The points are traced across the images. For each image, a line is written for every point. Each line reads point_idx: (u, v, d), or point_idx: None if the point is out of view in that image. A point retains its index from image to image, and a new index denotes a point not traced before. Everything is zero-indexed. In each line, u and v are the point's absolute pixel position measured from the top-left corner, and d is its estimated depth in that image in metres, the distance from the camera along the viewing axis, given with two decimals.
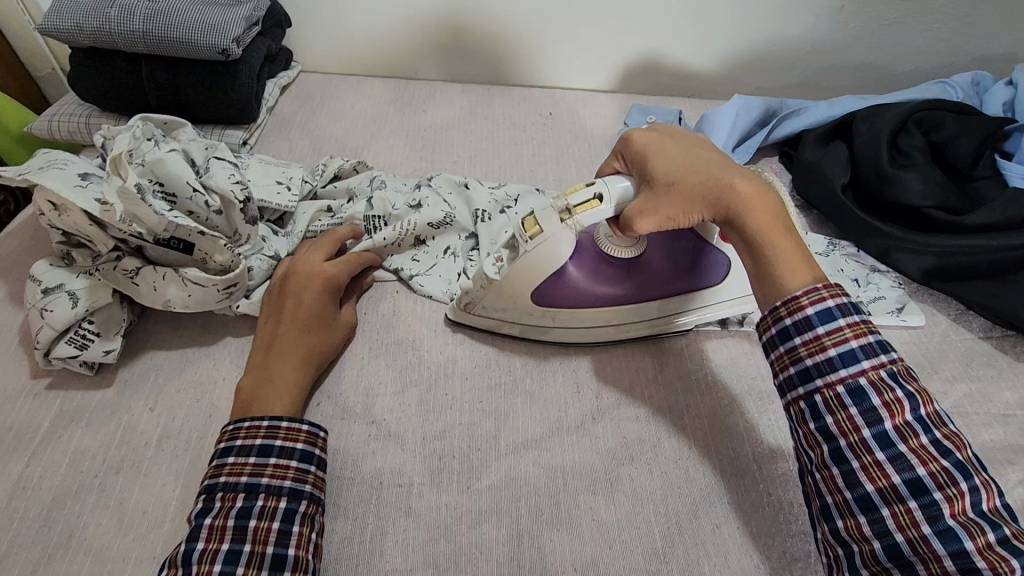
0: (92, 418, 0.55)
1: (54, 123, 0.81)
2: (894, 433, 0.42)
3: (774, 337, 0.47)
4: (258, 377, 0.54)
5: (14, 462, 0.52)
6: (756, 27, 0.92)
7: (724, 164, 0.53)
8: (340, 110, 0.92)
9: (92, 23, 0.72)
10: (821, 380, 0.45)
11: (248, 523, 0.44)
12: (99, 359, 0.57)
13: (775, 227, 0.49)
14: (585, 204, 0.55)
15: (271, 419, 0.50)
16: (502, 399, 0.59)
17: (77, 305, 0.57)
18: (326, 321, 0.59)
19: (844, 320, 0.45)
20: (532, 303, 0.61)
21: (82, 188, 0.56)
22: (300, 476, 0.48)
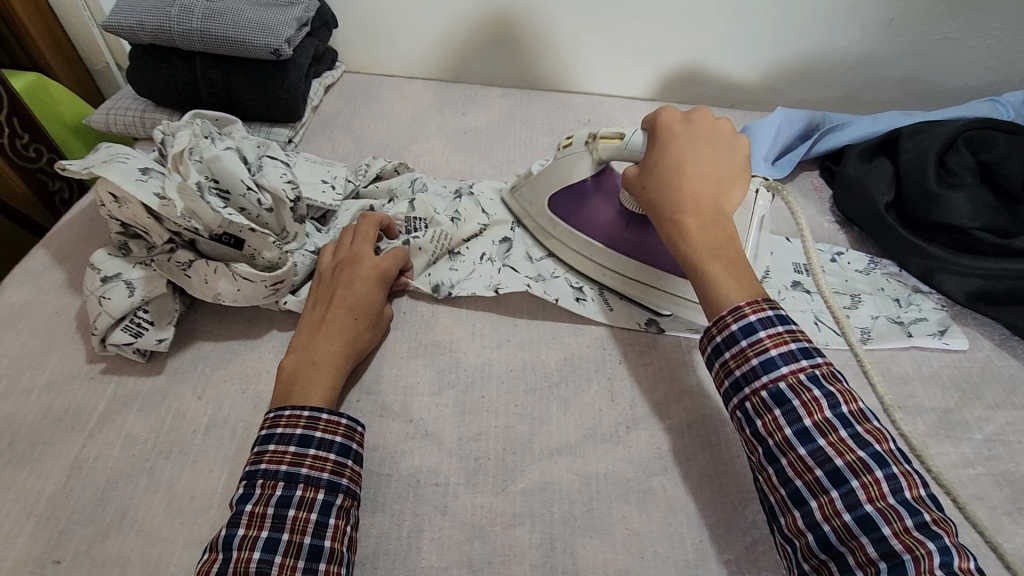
0: (144, 404, 0.57)
1: (111, 116, 0.84)
2: (814, 429, 0.46)
3: (711, 353, 0.53)
4: (301, 360, 0.55)
5: (71, 442, 0.54)
6: (801, 39, 0.91)
7: (704, 182, 0.59)
8: (381, 110, 0.94)
9: (153, 21, 0.75)
10: (748, 388, 0.49)
11: (287, 512, 0.46)
12: (152, 347, 0.59)
13: (704, 255, 0.55)
14: (609, 137, 0.64)
15: (311, 410, 0.51)
16: (537, 404, 0.59)
17: (134, 294, 0.60)
18: (370, 311, 0.60)
19: (764, 331, 0.50)
20: (549, 208, 0.71)
21: (143, 183, 0.58)
22: (337, 469, 0.49)
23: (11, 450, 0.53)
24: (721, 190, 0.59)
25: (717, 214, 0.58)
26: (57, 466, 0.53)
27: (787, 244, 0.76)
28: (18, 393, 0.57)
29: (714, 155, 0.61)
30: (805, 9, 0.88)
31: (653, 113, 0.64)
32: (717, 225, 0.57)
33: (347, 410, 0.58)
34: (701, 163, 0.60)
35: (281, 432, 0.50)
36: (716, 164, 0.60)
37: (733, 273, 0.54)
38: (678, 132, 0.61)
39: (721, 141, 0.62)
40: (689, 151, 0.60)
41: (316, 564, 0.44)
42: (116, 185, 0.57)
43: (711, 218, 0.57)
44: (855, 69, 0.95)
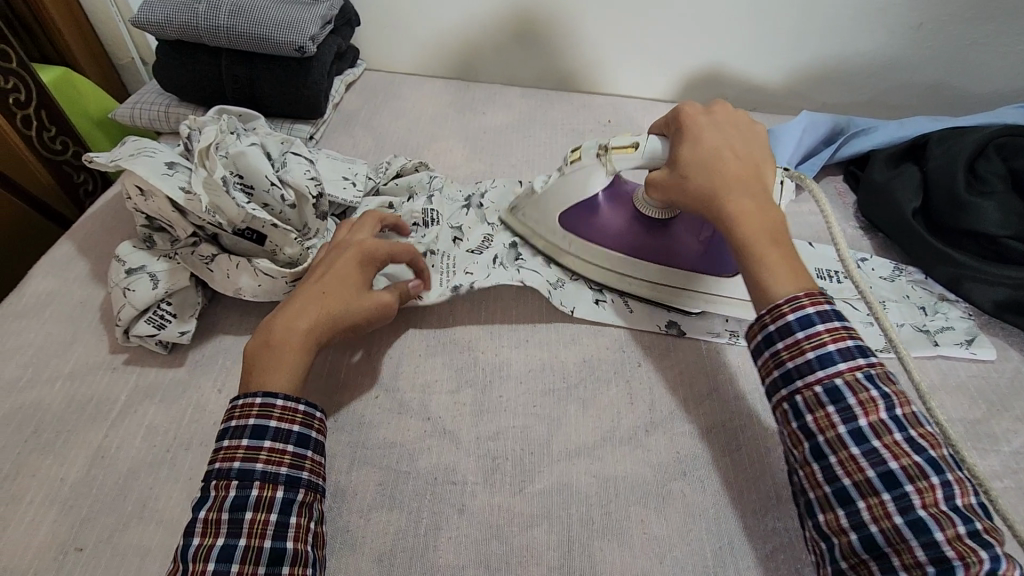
0: (166, 395, 0.58)
1: (136, 110, 0.85)
2: (869, 430, 0.44)
3: (761, 342, 0.49)
4: (271, 334, 0.53)
5: (93, 431, 0.55)
6: (827, 42, 0.90)
7: (740, 170, 0.57)
8: (402, 108, 0.94)
9: (180, 17, 0.75)
10: (800, 380, 0.47)
11: (244, 515, 0.45)
12: (174, 339, 0.60)
13: (759, 242, 0.52)
14: (622, 147, 0.61)
15: (264, 397, 0.49)
16: (555, 405, 0.59)
17: (158, 286, 0.60)
18: (350, 293, 0.56)
19: (822, 324, 0.47)
20: (558, 224, 0.68)
21: (169, 177, 0.59)
22: (296, 463, 0.48)
23: (35, 438, 0.54)
24: (759, 176, 0.57)
25: (762, 200, 0.55)
26: (79, 455, 0.53)
27: (810, 248, 0.75)
28: (42, 382, 0.58)
29: (744, 145, 0.59)
30: (831, 12, 0.87)
31: (673, 110, 0.62)
32: (763, 209, 0.54)
33: (366, 407, 0.58)
34: (733, 151, 0.58)
35: (234, 427, 0.48)
36: (749, 152, 0.59)
37: (786, 259, 0.51)
38: (705, 123, 0.60)
39: (748, 132, 0.61)
40: (721, 139, 0.58)
41: (281, 567, 0.44)
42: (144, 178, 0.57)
43: (756, 203, 0.55)
44: (881, 73, 0.93)
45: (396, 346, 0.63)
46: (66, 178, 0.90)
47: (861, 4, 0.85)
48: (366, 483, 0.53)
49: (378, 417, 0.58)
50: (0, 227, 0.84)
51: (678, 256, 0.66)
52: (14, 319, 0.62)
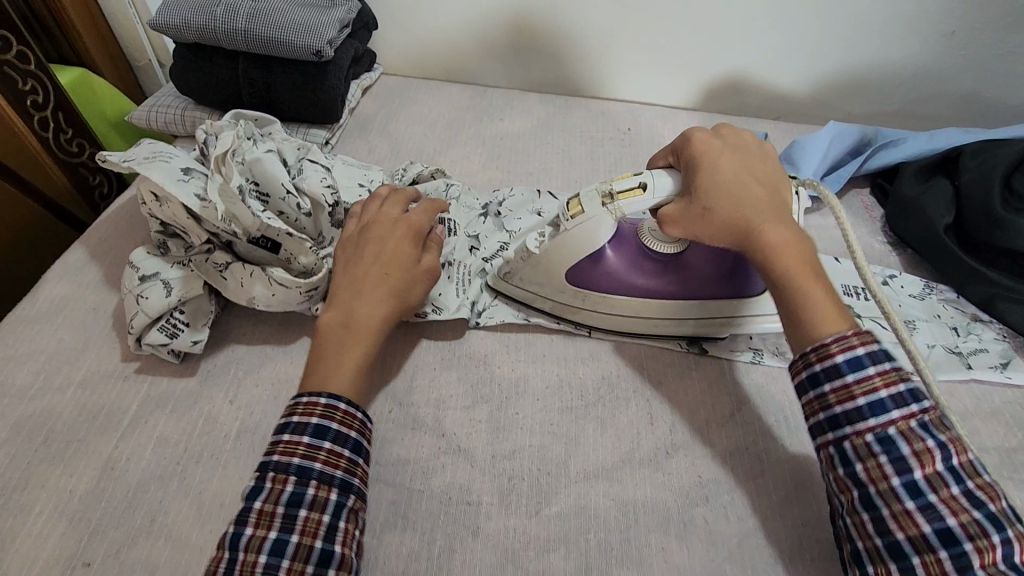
0: (177, 406, 0.57)
1: (152, 113, 0.84)
2: (924, 483, 0.43)
3: (804, 382, 0.49)
4: (336, 320, 0.55)
5: (104, 441, 0.54)
6: (855, 51, 0.88)
7: (763, 196, 0.54)
8: (418, 114, 0.93)
9: (198, 21, 0.75)
10: (850, 427, 0.46)
11: (298, 512, 0.45)
12: (187, 349, 0.59)
13: (800, 276, 0.51)
14: (628, 190, 0.56)
15: (329, 398, 0.50)
16: (572, 424, 0.57)
17: (171, 295, 0.59)
18: (406, 268, 0.59)
19: (874, 368, 0.46)
20: (565, 282, 0.62)
21: (185, 182, 0.58)
22: (350, 468, 0.49)
23: (45, 448, 0.53)
24: (781, 201, 0.55)
25: (790, 228, 0.53)
26: (89, 466, 0.52)
27: (835, 264, 0.73)
28: (54, 389, 0.57)
29: (759, 167, 0.57)
30: (860, 19, 0.84)
31: (681, 135, 0.58)
32: (797, 238, 0.53)
33: (379, 422, 0.57)
34: (752, 175, 0.55)
35: (296, 423, 0.48)
36: (764, 175, 0.56)
37: (824, 292, 0.50)
38: (719, 146, 0.56)
39: (757, 153, 0.58)
40: (738, 164, 0.55)
41: (327, 569, 0.44)
42: (160, 182, 0.56)
43: (787, 232, 0.53)
44: (910, 82, 0.91)
45: (409, 359, 0.62)
46: (81, 180, 0.90)
47: (891, 12, 0.83)
48: (378, 502, 0.52)
49: (391, 433, 0.56)
50: (16, 228, 0.84)
51: (692, 287, 0.61)
52: (27, 325, 0.62)
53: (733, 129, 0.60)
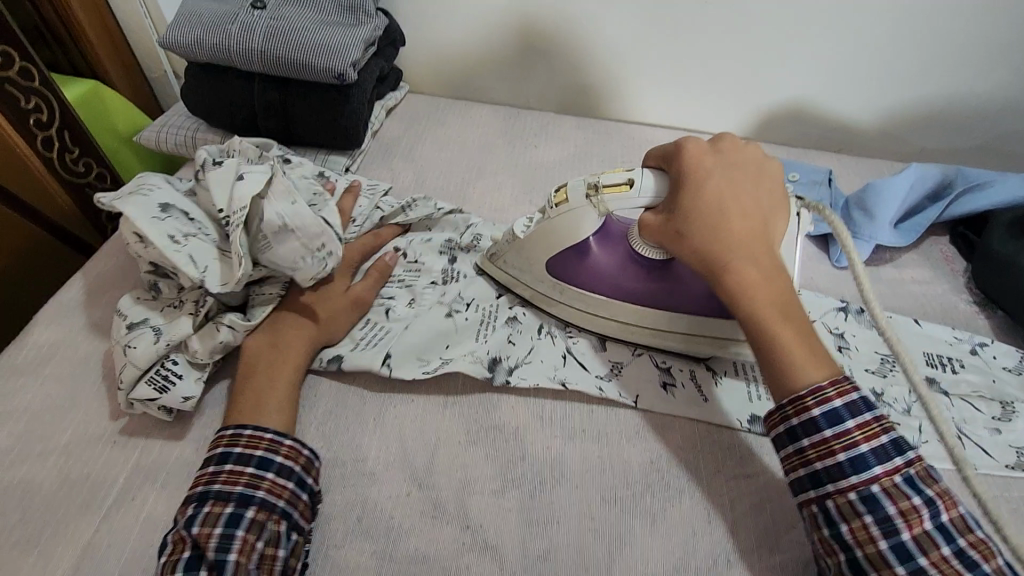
0: (170, 479, 0.50)
1: (161, 135, 0.78)
2: (913, 545, 0.40)
3: (783, 436, 0.45)
4: (263, 345, 0.56)
5: (86, 521, 0.48)
6: (934, 81, 0.79)
7: (748, 221, 0.50)
8: (446, 138, 0.86)
9: (212, 39, 0.69)
10: (832, 485, 0.42)
11: (192, 530, 0.44)
12: (177, 404, 0.52)
13: (775, 318, 0.47)
14: (615, 185, 0.53)
15: (234, 428, 0.49)
16: (617, 519, 0.50)
17: (159, 342, 0.53)
18: (333, 297, 0.60)
19: (852, 421, 0.43)
20: (545, 271, 0.59)
21: (161, 221, 0.53)
22: (252, 482, 0.47)
23: (21, 527, 0.47)
24: (768, 229, 0.50)
25: (769, 262, 0.49)
26: (68, 552, 0.46)
27: (916, 328, 0.64)
28: (36, 455, 0.51)
29: (757, 189, 0.51)
30: (944, 46, 0.75)
31: (675, 141, 0.53)
32: (774, 275, 0.48)
33: (397, 507, 0.50)
34: (741, 199, 0.50)
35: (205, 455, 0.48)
36: (759, 198, 0.51)
37: (801, 333, 0.46)
38: (711, 166, 0.51)
39: (758, 171, 0.53)
40: (726, 185, 0.50)
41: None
42: (134, 221, 0.51)
43: (764, 267, 0.48)
44: (995, 115, 0.81)
45: (431, 430, 0.55)
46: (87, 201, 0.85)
47: (980, 39, 0.74)
48: None
49: (409, 522, 0.49)
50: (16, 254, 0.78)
51: (679, 301, 0.57)
52: (14, 375, 0.56)
53: (734, 142, 0.54)
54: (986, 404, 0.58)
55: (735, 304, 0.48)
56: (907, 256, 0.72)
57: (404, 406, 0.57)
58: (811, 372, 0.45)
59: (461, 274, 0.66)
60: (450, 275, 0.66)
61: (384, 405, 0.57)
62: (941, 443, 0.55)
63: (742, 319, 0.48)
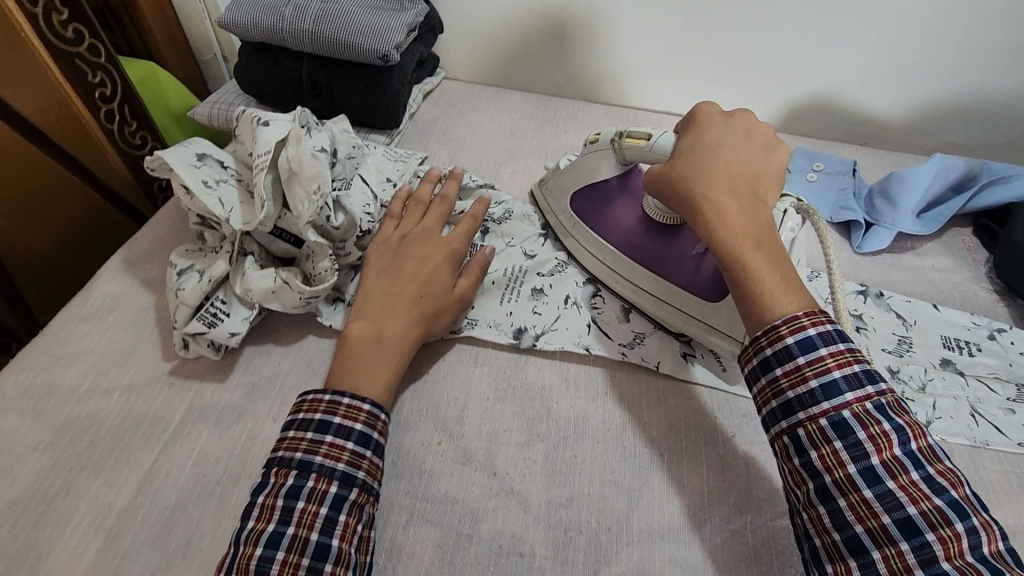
0: (220, 418, 0.54)
1: (214, 111, 0.83)
2: (882, 469, 0.40)
3: (756, 368, 0.46)
4: (368, 335, 0.54)
5: (146, 452, 0.52)
6: (963, 76, 0.80)
7: (737, 169, 0.52)
8: (480, 122, 0.89)
9: (267, 20, 0.73)
10: (804, 413, 0.43)
11: (295, 505, 0.44)
12: (224, 339, 0.57)
13: (750, 247, 0.48)
14: (636, 137, 0.60)
15: (333, 394, 0.49)
16: (636, 473, 0.52)
17: (204, 281, 0.57)
18: (439, 291, 0.59)
19: (826, 349, 0.43)
20: (569, 203, 0.68)
21: (197, 169, 0.59)
22: (354, 460, 0.47)
23: (87, 455, 0.52)
24: (760, 181, 0.53)
25: (751, 204, 0.50)
26: (129, 479, 0.50)
27: (935, 312, 0.65)
28: (101, 392, 0.56)
29: (757, 150, 0.55)
30: (974, 40, 0.76)
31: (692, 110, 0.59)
32: (758, 213, 0.50)
33: (428, 454, 0.53)
34: (733, 153, 0.53)
35: (301, 420, 0.48)
36: (755, 156, 0.54)
37: (776, 270, 0.47)
38: (712, 125, 0.56)
39: (763, 139, 0.56)
40: (722, 139, 0.54)
41: (322, 564, 0.42)
42: (172, 166, 0.57)
43: (744, 206, 0.50)
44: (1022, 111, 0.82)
45: (462, 387, 0.58)
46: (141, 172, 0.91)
47: (1010, 36, 0.75)
48: (424, 543, 0.48)
49: (440, 467, 0.53)
50: (76, 218, 0.84)
51: (664, 262, 0.61)
52: (81, 322, 0.61)
53: (751, 115, 0.58)
54: (1001, 385, 0.59)
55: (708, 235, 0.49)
56: (929, 245, 0.74)
57: (437, 364, 0.60)
58: (782, 306, 0.45)
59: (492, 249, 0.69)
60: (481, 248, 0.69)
61: (417, 363, 0.60)
62: (954, 420, 0.57)
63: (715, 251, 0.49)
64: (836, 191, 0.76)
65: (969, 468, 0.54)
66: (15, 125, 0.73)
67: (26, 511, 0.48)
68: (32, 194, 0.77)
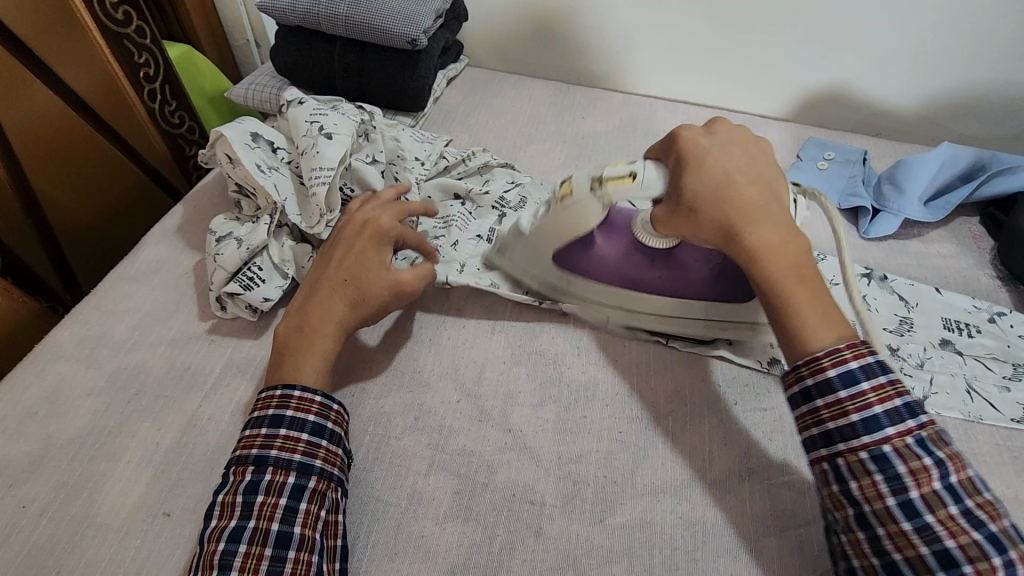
0: (257, 372, 0.59)
1: (249, 91, 0.87)
2: (921, 503, 0.41)
3: (796, 396, 0.47)
4: (293, 324, 0.55)
5: (189, 399, 0.56)
6: (974, 69, 0.82)
7: (754, 188, 0.51)
8: (500, 107, 0.93)
9: (304, 5, 0.78)
10: (844, 444, 0.44)
11: (254, 499, 0.45)
12: (257, 303, 0.60)
13: (789, 281, 0.48)
14: (618, 178, 0.53)
15: (282, 390, 0.50)
16: (642, 434, 0.56)
17: (241, 248, 0.61)
18: (369, 279, 0.57)
19: (867, 384, 0.44)
20: (552, 263, 0.63)
21: (250, 149, 0.63)
22: (309, 450, 0.48)
23: (137, 400, 0.56)
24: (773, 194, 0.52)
25: (783, 230, 0.50)
26: (175, 422, 0.55)
27: (937, 296, 0.67)
28: (147, 346, 0.60)
29: (756, 161, 0.54)
30: (984, 32, 0.78)
31: (671, 131, 0.55)
32: (787, 236, 0.50)
33: (446, 411, 0.57)
34: (743, 171, 0.52)
35: (255, 417, 0.49)
36: (757, 169, 0.53)
37: (817, 298, 0.48)
38: (706, 144, 0.53)
39: (753, 147, 0.55)
40: (727, 161, 0.52)
41: (286, 552, 0.44)
42: (230, 143, 0.62)
43: (780, 234, 0.50)
44: None
45: (480, 351, 0.62)
46: (179, 150, 0.96)
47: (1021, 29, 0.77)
48: (443, 489, 0.52)
49: (458, 423, 0.56)
50: (120, 191, 0.89)
51: (678, 284, 0.60)
52: (129, 283, 0.66)
53: (725, 123, 0.56)
54: (998, 365, 0.62)
55: (755, 273, 0.50)
56: (936, 232, 0.75)
57: (457, 330, 0.64)
58: (826, 341, 0.46)
59: None
60: (499, 233, 0.71)
61: (438, 329, 0.64)
62: (951, 395, 0.59)
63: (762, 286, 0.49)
64: (846, 178, 0.79)
65: (962, 439, 0.57)
66: (69, 101, 0.78)
67: (83, 447, 0.53)
68: (82, 167, 0.82)
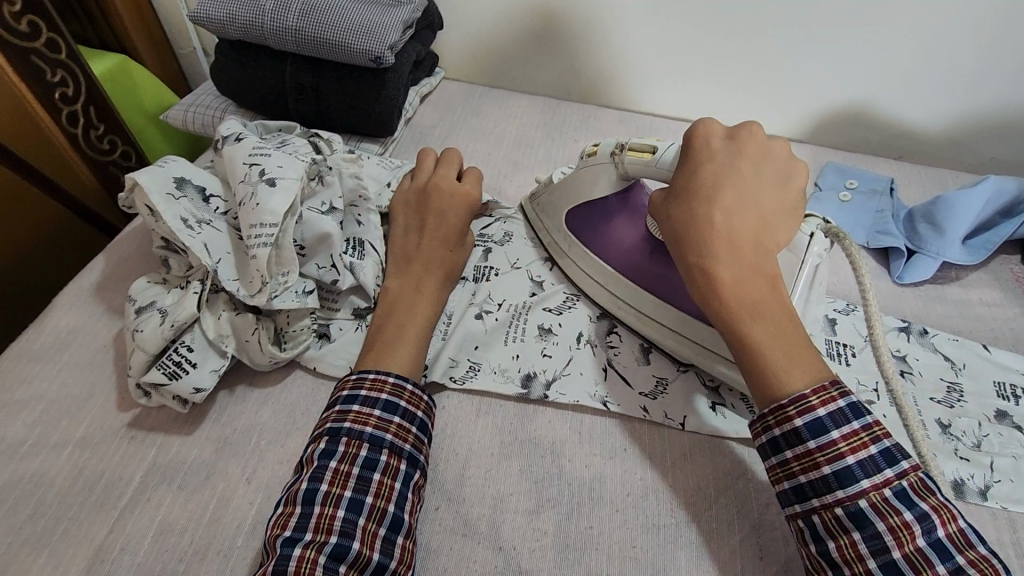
0: (187, 480, 0.48)
1: (189, 114, 0.75)
2: (905, 564, 0.35)
3: (766, 446, 0.40)
4: (405, 288, 0.54)
5: (98, 523, 0.45)
6: (1013, 88, 0.73)
7: (743, 209, 0.44)
8: (482, 128, 0.82)
9: (246, 16, 0.66)
10: (817, 499, 0.38)
11: (373, 476, 0.42)
12: (187, 395, 0.49)
13: (747, 315, 0.41)
14: (639, 150, 0.53)
15: (397, 378, 0.47)
16: (661, 550, 0.46)
17: (164, 324, 0.50)
18: (456, 240, 0.58)
19: (837, 432, 0.37)
20: (565, 223, 0.62)
21: (175, 200, 0.52)
22: (417, 444, 0.46)
23: (31, 525, 0.45)
24: (766, 222, 0.45)
25: (759, 259, 0.43)
26: (78, 555, 0.44)
27: (985, 355, 0.59)
28: (48, 448, 0.49)
29: (767, 184, 0.46)
30: None
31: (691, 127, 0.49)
32: (761, 267, 0.43)
33: (422, 524, 0.47)
34: (743, 192, 0.45)
35: (368, 391, 0.46)
36: (767, 193, 0.45)
37: (782, 339, 0.40)
38: (715, 155, 0.46)
39: (775, 166, 0.47)
40: (721, 175, 0.45)
41: (395, 536, 0.41)
42: (148, 193, 0.50)
43: (754, 262, 0.43)
44: None
45: (463, 440, 0.52)
46: (113, 180, 0.83)
47: None
48: None
49: (437, 540, 0.46)
50: None
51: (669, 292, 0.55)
52: (31, 362, 0.54)
53: (756, 132, 0.48)
54: None
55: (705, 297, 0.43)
56: (975, 274, 0.67)
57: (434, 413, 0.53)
58: (785, 386, 0.39)
59: (496, 268, 0.63)
60: (485, 269, 0.63)
61: None
62: (1016, 484, 0.51)
63: (711, 310, 0.43)
64: (873, 213, 0.70)
65: None
66: None
67: None
68: None
